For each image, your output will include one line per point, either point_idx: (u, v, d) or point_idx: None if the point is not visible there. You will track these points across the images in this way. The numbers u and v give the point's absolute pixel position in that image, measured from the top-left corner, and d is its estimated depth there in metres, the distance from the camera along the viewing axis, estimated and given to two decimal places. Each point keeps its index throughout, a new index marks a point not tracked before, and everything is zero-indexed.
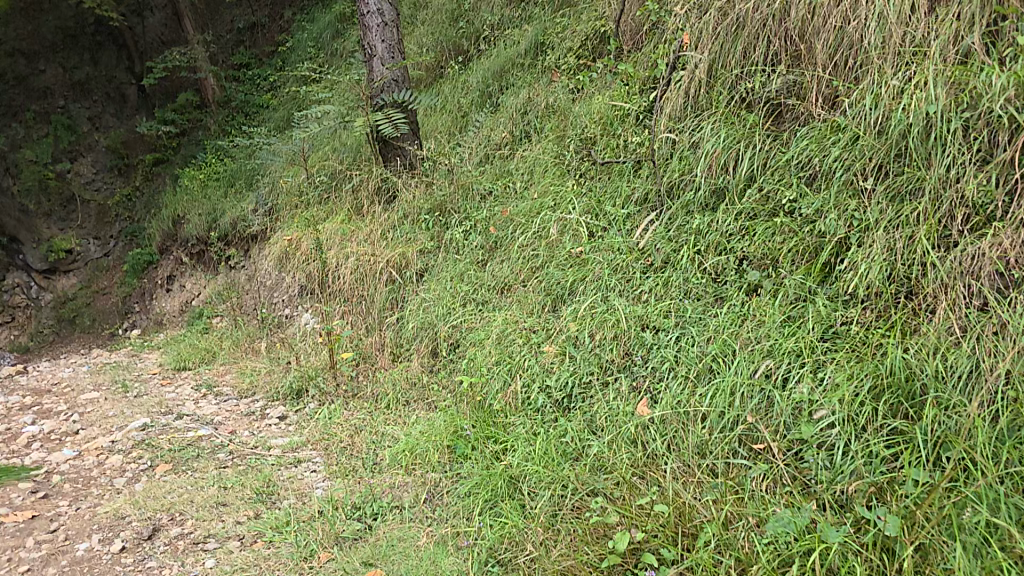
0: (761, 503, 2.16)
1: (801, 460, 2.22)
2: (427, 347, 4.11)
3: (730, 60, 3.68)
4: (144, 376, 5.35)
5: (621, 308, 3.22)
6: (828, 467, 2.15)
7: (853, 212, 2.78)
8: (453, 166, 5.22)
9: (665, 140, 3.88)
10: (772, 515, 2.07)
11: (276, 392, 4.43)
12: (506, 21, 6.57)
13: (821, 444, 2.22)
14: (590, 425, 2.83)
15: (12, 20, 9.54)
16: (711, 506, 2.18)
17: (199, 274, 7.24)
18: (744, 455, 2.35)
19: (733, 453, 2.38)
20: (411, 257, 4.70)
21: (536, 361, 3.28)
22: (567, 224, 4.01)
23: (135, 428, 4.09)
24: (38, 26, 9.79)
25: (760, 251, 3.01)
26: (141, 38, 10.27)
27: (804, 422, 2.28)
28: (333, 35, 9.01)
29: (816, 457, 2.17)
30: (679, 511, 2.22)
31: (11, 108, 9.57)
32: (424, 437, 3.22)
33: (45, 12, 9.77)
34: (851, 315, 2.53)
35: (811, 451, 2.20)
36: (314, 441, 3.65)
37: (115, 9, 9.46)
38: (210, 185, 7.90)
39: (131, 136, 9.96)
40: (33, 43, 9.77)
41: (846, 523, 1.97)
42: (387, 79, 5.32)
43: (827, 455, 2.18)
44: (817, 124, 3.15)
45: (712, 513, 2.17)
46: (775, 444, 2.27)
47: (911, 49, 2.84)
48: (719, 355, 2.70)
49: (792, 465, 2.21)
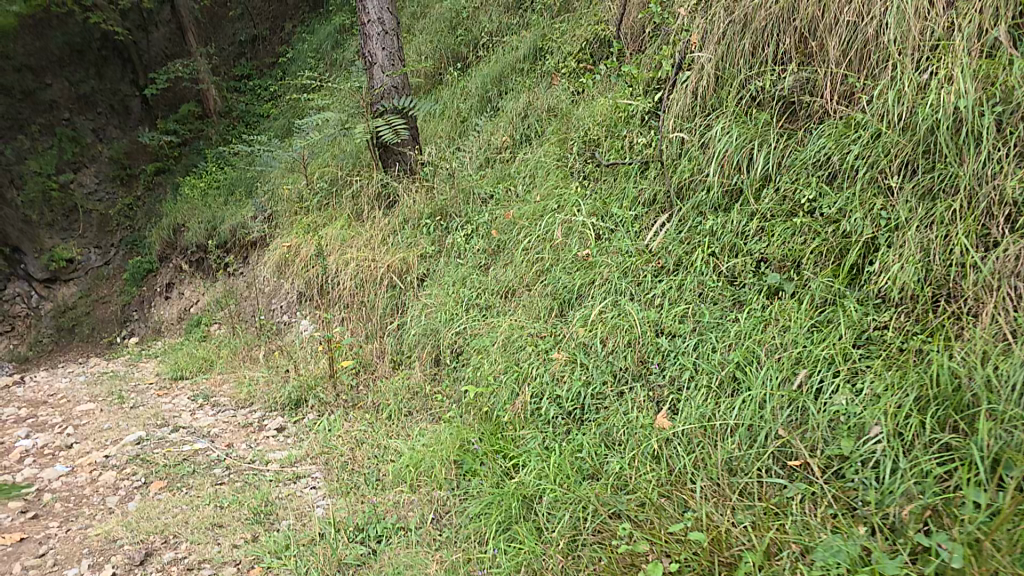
0: (804, 527, 2.00)
1: (844, 479, 2.07)
2: (430, 354, 3.96)
3: (738, 59, 3.53)
4: (140, 386, 5.18)
5: (633, 313, 3.08)
6: (875, 486, 2.00)
7: (881, 210, 2.63)
8: (454, 170, 5.07)
9: (673, 140, 3.72)
10: (819, 542, 1.92)
11: (273, 402, 4.27)
12: (504, 27, 6.43)
13: (865, 461, 2.06)
14: (606, 439, 2.69)
15: (19, 36, 9.36)
16: (750, 533, 2.02)
17: (198, 282, 7.10)
18: (778, 473, 2.20)
19: (767, 471, 2.24)
20: (413, 261, 4.56)
21: (544, 369, 3.13)
22: (572, 226, 3.87)
23: (130, 442, 3.92)
24: (47, 43, 9.70)
25: (779, 252, 2.87)
26: (146, 52, 10.66)
27: (844, 437, 2.13)
28: (332, 44, 8.90)
29: (861, 476, 2.02)
30: (715, 538, 2.06)
31: (17, 121, 9.21)
32: (429, 450, 3.07)
33: (53, 28, 9.72)
34: (886, 320, 2.38)
35: (855, 470, 2.05)
36: (314, 455, 3.50)
37: (120, 24, 9.94)
38: (210, 193, 7.78)
39: (132, 147, 10.03)
40: (40, 58, 9.60)
41: (902, 552, 1.81)
42: (386, 87, 5.19)
43: (873, 473, 2.02)
44: (834, 121, 3.00)
45: (751, 541, 2.01)
46: (814, 461, 2.13)
47: (933, 43, 2.69)
48: (743, 364, 2.56)
49: (835, 486, 2.05)
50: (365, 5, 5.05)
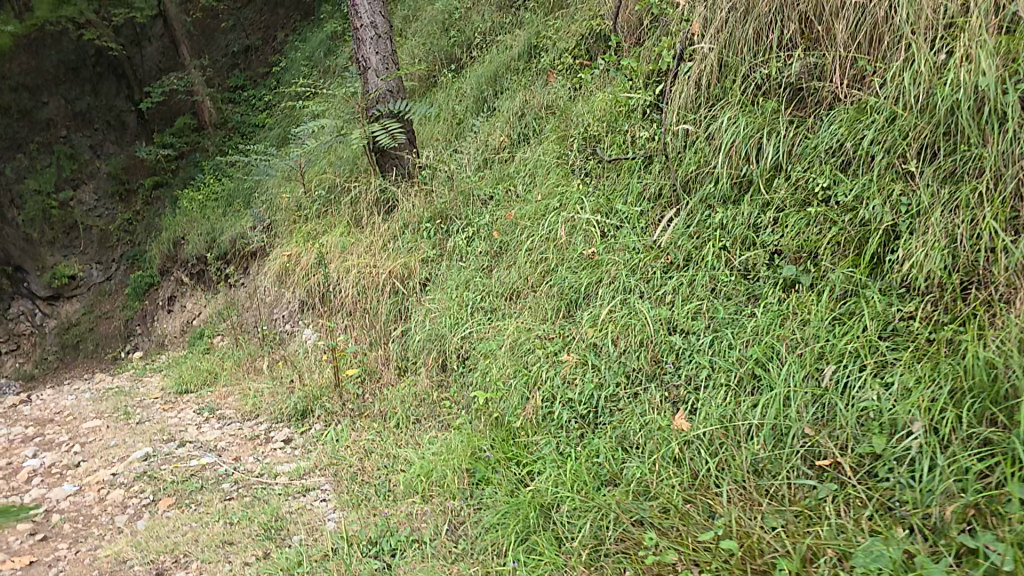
0: (840, 530, 1.93)
1: (878, 479, 2.01)
2: (435, 360, 3.89)
3: (741, 46, 3.44)
4: (145, 401, 5.12)
5: (645, 312, 3.01)
6: (911, 485, 1.92)
7: (899, 197, 2.57)
8: (453, 173, 5.02)
9: (678, 133, 3.63)
10: (858, 546, 1.84)
11: (280, 413, 4.21)
12: (498, 27, 6.36)
13: (900, 458, 2.00)
14: (623, 442, 2.61)
15: (16, 57, 9.70)
16: (784, 539, 1.96)
17: (199, 294, 7.04)
18: (809, 475, 2.14)
19: (797, 473, 2.18)
20: (415, 266, 4.49)
21: (554, 371, 3.06)
22: (575, 225, 3.79)
23: (137, 459, 3.85)
24: (42, 61, 9.95)
25: (794, 244, 2.82)
26: (140, 68, 10.58)
27: (877, 434, 2.08)
28: (325, 51, 8.84)
29: (897, 475, 1.96)
30: (747, 547, 1.99)
31: (15, 140, 9.60)
32: (440, 460, 3.00)
33: (48, 47, 9.95)
34: (912, 310, 2.33)
35: (891, 469, 1.99)
36: (322, 467, 3.43)
37: (113, 39, 9.89)
38: (210, 204, 7.74)
39: (131, 162, 9.90)
40: (36, 78, 9.91)
41: (945, 555, 1.73)
42: (381, 91, 5.11)
43: (909, 472, 1.96)
44: (845, 107, 2.93)
45: (786, 547, 1.94)
46: (845, 461, 2.07)
47: (948, 20, 2.60)
48: (761, 361, 2.51)
49: (869, 485, 2.00)
50: (357, 11, 4.98)
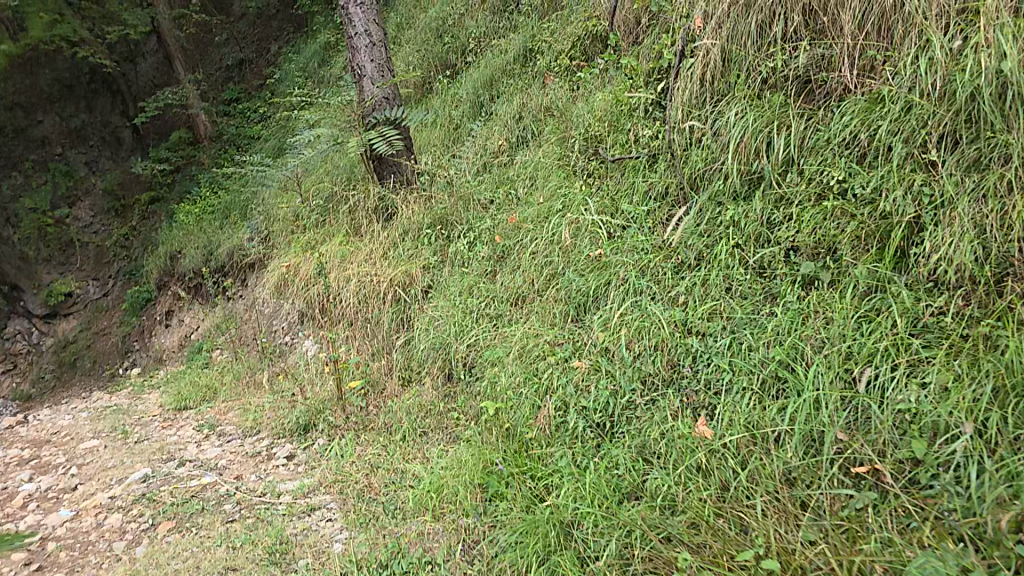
0: (891, 545, 1.95)
1: (922, 485, 2.04)
2: (441, 369, 3.78)
3: (745, 41, 3.31)
4: (143, 419, 4.99)
5: (659, 315, 2.95)
6: (959, 493, 1.95)
7: (921, 187, 2.48)
8: (452, 178, 4.93)
9: (684, 130, 3.50)
10: (909, 561, 1.87)
11: (281, 428, 4.07)
12: (493, 31, 6.26)
13: (943, 463, 2.02)
14: (643, 452, 2.59)
15: (11, 77, 9.66)
16: (827, 556, 1.98)
17: (197, 308, 6.92)
18: (848, 484, 2.16)
19: (834, 481, 2.19)
20: (416, 273, 4.39)
21: (565, 379, 3.00)
22: (580, 227, 3.68)
23: (135, 481, 3.72)
24: (37, 80, 9.99)
25: (811, 239, 2.73)
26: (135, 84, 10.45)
27: (917, 438, 2.09)
28: (320, 61, 8.77)
29: (943, 482, 1.99)
30: (789, 566, 2.02)
31: (11, 160, 9.69)
32: (452, 474, 2.91)
33: (42, 66, 9.91)
34: (942, 305, 2.30)
35: (936, 475, 2.01)
36: (327, 484, 3.31)
37: (109, 56, 9.70)
38: (206, 218, 7.64)
39: (127, 177, 9.80)
40: (34, 97, 9.99)
41: (1002, 568, 1.76)
42: (378, 98, 5.00)
43: (955, 477, 1.99)
44: (857, 98, 2.83)
45: (830, 565, 1.97)
46: (885, 468, 2.10)
47: (961, 5, 2.51)
48: (786, 360, 2.50)
49: (911, 493, 2.03)
50: (352, 19, 4.88)
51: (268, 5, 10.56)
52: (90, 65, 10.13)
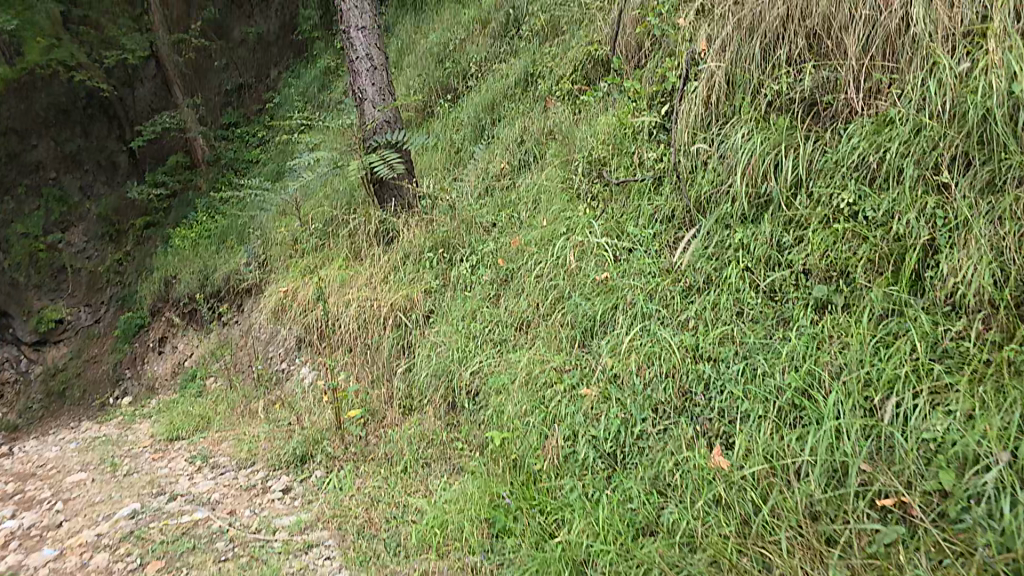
0: None
1: (953, 519, 1.96)
2: (444, 397, 3.67)
3: (749, 64, 3.28)
4: (133, 450, 4.84)
5: (669, 340, 2.88)
6: (993, 527, 1.87)
7: (935, 209, 2.42)
8: (454, 202, 4.87)
9: (690, 152, 3.44)
10: None
11: (277, 460, 3.94)
12: (494, 56, 6.29)
13: (973, 496, 1.94)
14: (657, 484, 2.55)
15: (5, 100, 9.67)
16: None
17: (191, 334, 6.80)
18: (875, 517, 2.10)
19: (861, 515, 2.12)
20: (417, 298, 4.30)
21: (574, 408, 2.94)
22: (585, 250, 3.62)
23: (123, 517, 3.56)
24: (31, 104, 9.89)
25: (823, 262, 2.65)
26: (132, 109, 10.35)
27: (946, 470, 2.01)
28: (319, 87, 8.79)
29: (975, 515, 1.91)
30: None
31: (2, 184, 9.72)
32: (456, 510, 2.86)
33: (38, 90, 9.86)
34: (962, 329, 2.22)
35: (968, 509, 1.93)
36: (325, 519, 3.20)
37: (106, 80, 9.61)
38: (202, 243, 7.57)
39: (121, 202, 9.72)
40: (27, 121, 9.90)
41: None
42: (378, 121, 4.97)
43: (988, 511, 1.90)
44: (864, 120, 2.76)
45: None
46: (914, 501, 2.03)
47: (967, 28, 2.48)
48: (802, 387, 2.43)
49: (941, 528, 1.96)
50: (353, 43, 4.89)
51: (268, 31, 10.64)
52: (87, 89, 10.05)
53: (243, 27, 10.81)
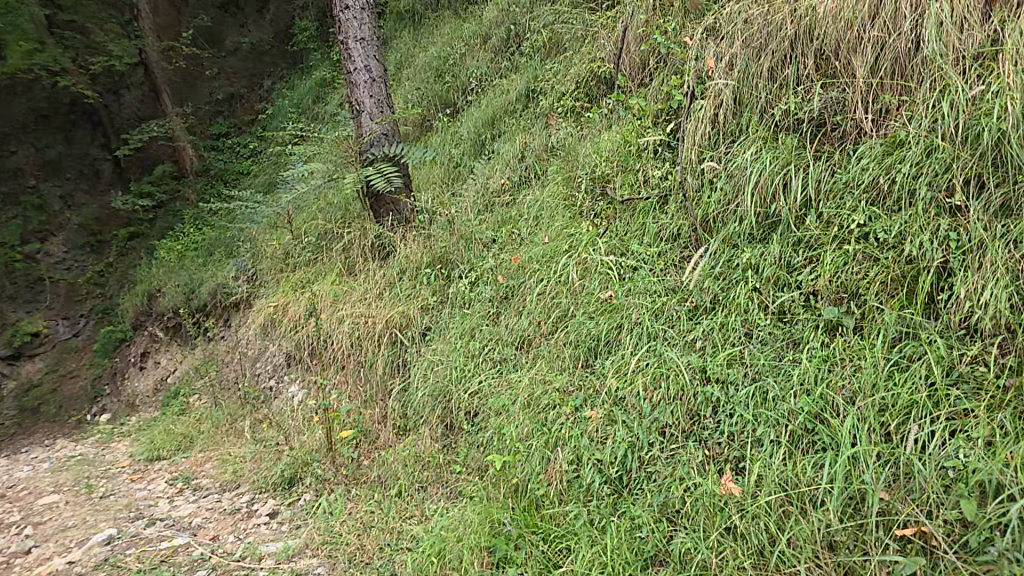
0: None
1: (976, 551, 1.86)
2: (440, 418, 3.56)
3: (757, 83, 3.26)
4: (111, 471, 4.64)
5: (676, 360, 2.80)
6: (1018, 559, 1.78)
7: (948, 231, 2.37)
8: (452, 217, 4.77)
9: (697, 170, 3.40)
10: None
11: (264, 482, 3.78)
12: (493, 72, 6.27)
13: (997, 526, 1.85)
14: (666, 511, 2.45)
15: None
16: None
17: (175, 349, 6.60)
18: (895, 549, 2.01)
19: (881, 546, 2.03)
20: (414, 314, 4.17)
21: (578, 431, 2.84)
22: (589, 267, 3.55)
23: (98, 543, 3.37)
24: (9, 109, 9.47)
25: (834, 283, 2.59)
26: (118, 115, 10.28)
27: (970, 499, 1.91)
28: (313, 100, 8.72)
29: (1001, 548, 1.81)
30: None
31: None
32: (453, 537, 2.74)
33: (18, 95, 9.48)
34: (978, 353, 2.16)
35: (992, 540, 1.83)
36: (315, 546, 3.08)
37: (92, 88, 9.46)
38: (188, 255, 7.41)
39: (104, 212, 9.76)
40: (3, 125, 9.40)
41: None
42: (375, 134, 4.90)
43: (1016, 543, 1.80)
44: (875, 141, 2.73)
45: None
46: (935, 531, 1.94)
47: (977, 50, 2.48)
48: (814, 412, 2.35)
49: (965, 560, 1.86)
50: (350, 54, 4.83)
51: (262, 40, 10.80)
52: (70, 95, 9.85)
53: (236, 37, 10.79)
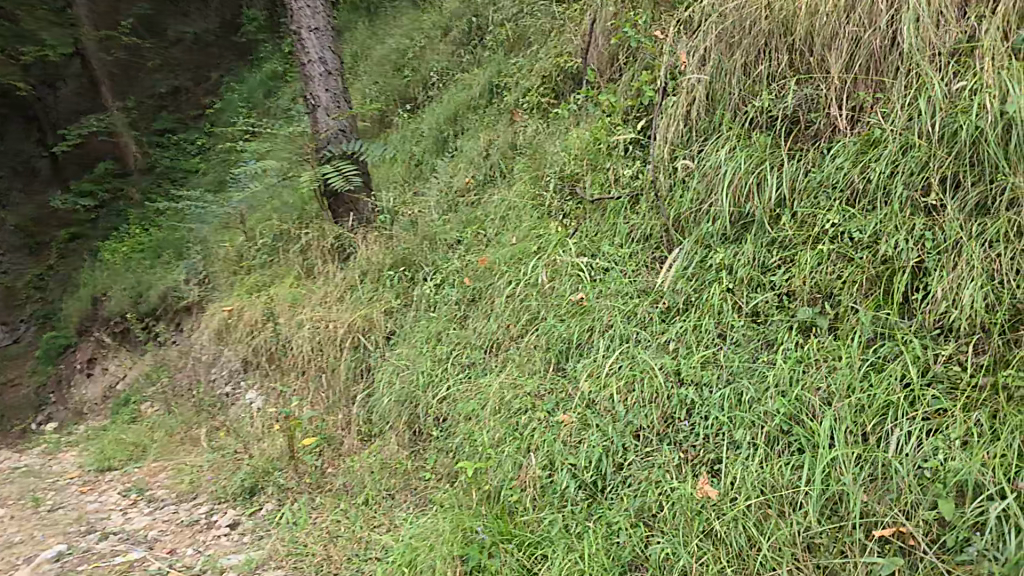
0: None
1: (956, 550, 1.90)
2: (408, 424, 3.46)
3: (730, 79, 3.24)
4: (57, 483, 4.37)
5: (650, 362, 2.76)
6: (996, 557, 1.83)
7: (923, 230, 2.40)
8: (416, 217, 4.65)
9: (669, 168, 3.37)
10: None
11: (222, 492, 3.61)
12: (456, 66, 6.15)
13: (974, 525, 1.91)
14: (643, 516, 2.41)
15: None
16: None
17: (123, 355, 6.27)
18: (875, 549, 2.02)
19: (861, 547, 2.05)
20: (377, 318, 4.04)
21: (551, 436, 2.77)
22: (558, 268, 3.48)
23: (46, 560, 3.14)
24: None
25: (808, 283, 2.60)
26: (53, 109, 9.15)
27: (949, 500, 1.95)
28: (267, 93, 8.41)
29: (981, 547, 1.86)
30: None
31: None
32: (425, 546, 2.65)
33: None
34: (952, 353, 2.20)
35: (972, 540, 1.88)
36: (281, 557, 2.95)
37: (25, 78, 8.75)
38: (135, 256, 7.03)
39: (41, 212, 8.93)
40: None
41: None
42: (333, 130, 4.73)
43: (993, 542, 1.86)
44: (849, 139, 2.74)
45: None
46: (915, 531, 1.96)
47: (953, 48, 2.53)
48: (791, 413, 2.34)
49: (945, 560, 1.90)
50: (304, 45, 4.64)
51: (206, 31, 9.95)
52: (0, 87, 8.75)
53: (177, 26, 9.83)
